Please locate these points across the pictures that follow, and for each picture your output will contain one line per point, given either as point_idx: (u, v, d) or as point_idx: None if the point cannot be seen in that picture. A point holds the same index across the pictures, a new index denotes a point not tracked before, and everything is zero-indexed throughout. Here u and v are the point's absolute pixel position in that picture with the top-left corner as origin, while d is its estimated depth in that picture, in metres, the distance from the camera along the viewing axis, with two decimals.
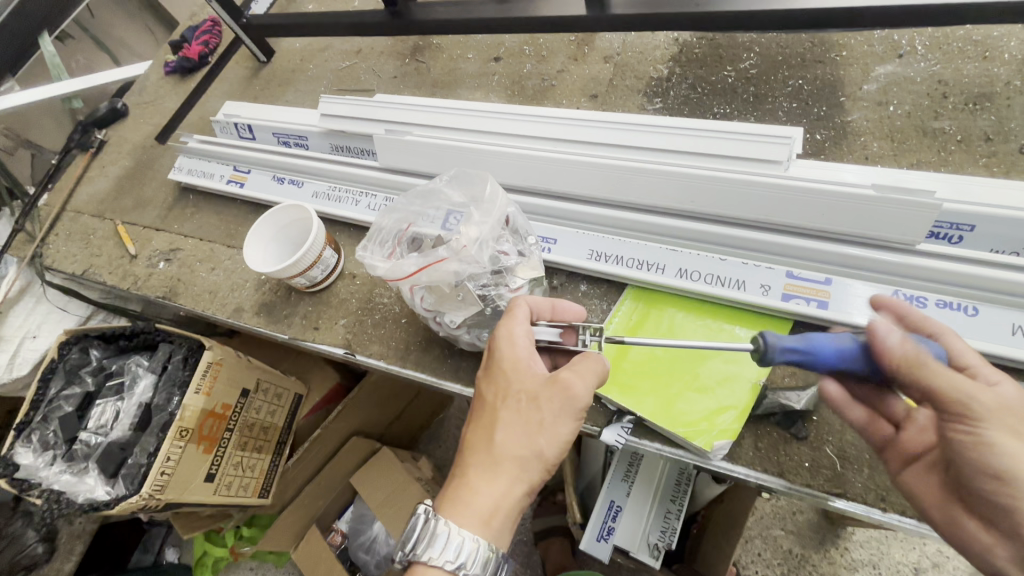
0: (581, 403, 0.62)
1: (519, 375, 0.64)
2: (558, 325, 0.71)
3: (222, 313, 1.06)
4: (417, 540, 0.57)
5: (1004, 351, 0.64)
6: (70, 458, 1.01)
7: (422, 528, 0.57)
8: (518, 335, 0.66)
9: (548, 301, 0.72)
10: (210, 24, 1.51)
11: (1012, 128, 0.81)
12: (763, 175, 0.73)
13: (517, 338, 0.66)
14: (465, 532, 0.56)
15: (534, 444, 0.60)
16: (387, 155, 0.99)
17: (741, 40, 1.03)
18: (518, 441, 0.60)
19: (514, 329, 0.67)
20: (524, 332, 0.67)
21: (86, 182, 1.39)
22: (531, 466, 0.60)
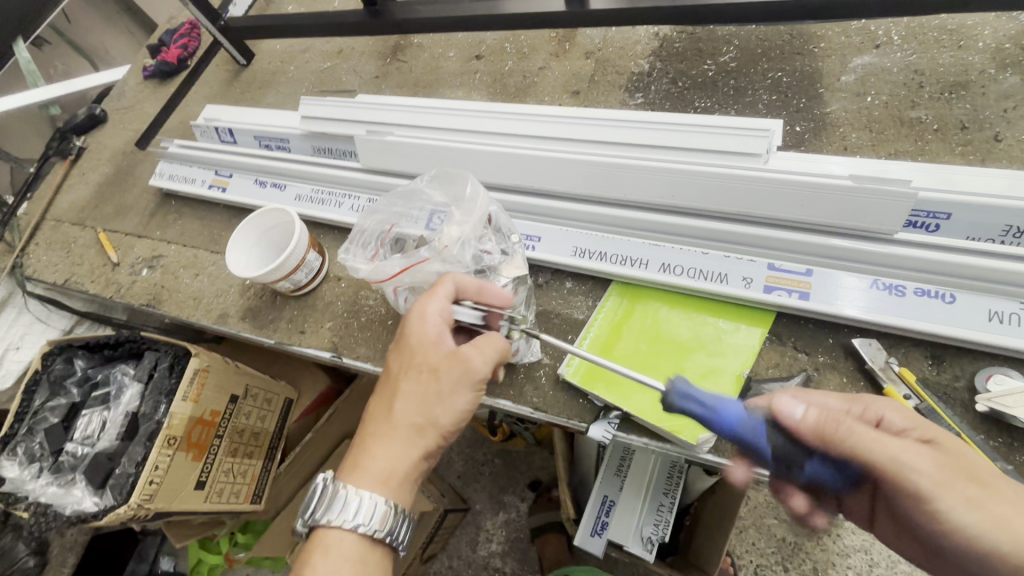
0: (478, 377, 0.64)
1: (424, 352, 0.66)
2: (482, 308, 0.70)
3: (207, 320, 1.05)
4: (317, 506, 0.63)
5: (980, 337, 0.65)
6: (56, 470, 0.99)
7: (321, 494, 0.63)
8: (430, 314, 0.67)
9: (476, 281, 0.70)
10: (188, 27, 1.49)
11: (987, 117, 0.82)
12: (743, 168, 0.74)
13: (429, 316, 0.67)
14: (364, 493, 0.62)
15: (430, 414, 0.64)
16: (370, 156, 0.99)
17: (720, 34, 1.03)
18: (416, 411, 0.64)
19: (428, 307, 0.67)
20: (438, 310, 0.67)
21: (65, 190, 1.37)
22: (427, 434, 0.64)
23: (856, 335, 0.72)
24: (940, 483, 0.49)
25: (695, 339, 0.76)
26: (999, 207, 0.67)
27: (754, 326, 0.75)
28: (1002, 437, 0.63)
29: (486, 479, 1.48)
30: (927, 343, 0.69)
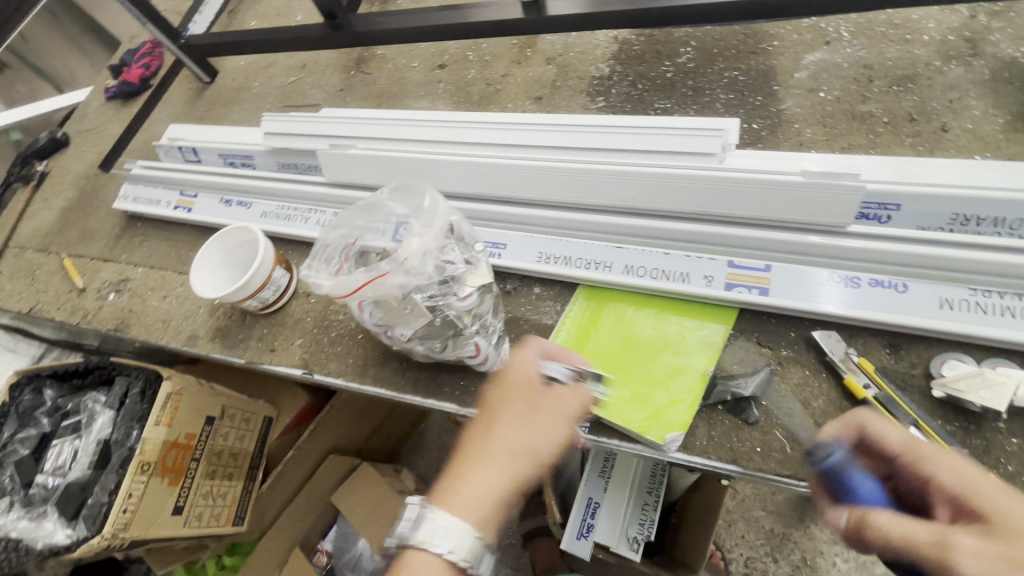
0: (573, 411, 0.64)
1: (517, 386, 0.65)
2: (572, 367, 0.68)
3: (176, 342, 1.03)
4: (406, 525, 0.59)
5: (934, 324, 0.66)
6: (27, 503, 0.96)
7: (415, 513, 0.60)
8: (528, 360, 0.67)
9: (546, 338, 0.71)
10: (150, 46, 1.48)
11: (934, 108, 0.84)
12: (698, 168, 0.75)
13: (528, 362, 0.67)
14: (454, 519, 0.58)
15: (524, 444, 0.61)
16: (334, 171, 0.98)
17: (677, 35, 1.04)
18: (513, 438, 0.61)
19: (525, 356, 0.67)
20: (533, 358, 0.67)
21: (28, 217, 1.34)
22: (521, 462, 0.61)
23: (817, 327, 0.73)
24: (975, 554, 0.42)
25: (660, 339, 0.76)
26: (945, 196, 0.69)
27: (717, 324, 0.75)
28: (960, 421, 0.65)
29: None
30: (885, 332, 0.70)
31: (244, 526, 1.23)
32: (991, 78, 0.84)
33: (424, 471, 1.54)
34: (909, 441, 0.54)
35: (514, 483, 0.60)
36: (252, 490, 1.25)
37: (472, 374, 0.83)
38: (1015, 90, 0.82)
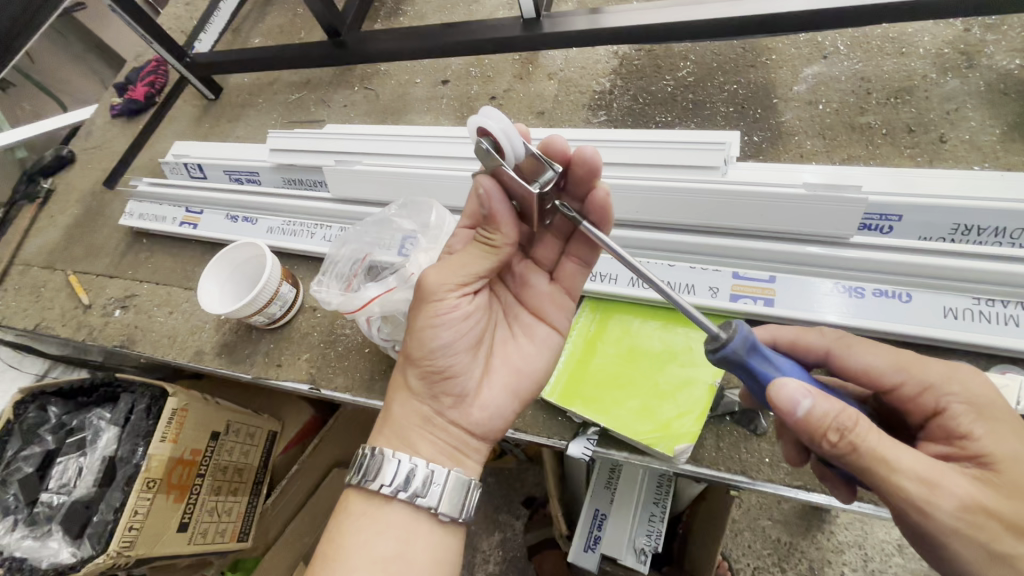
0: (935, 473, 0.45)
1: (892, 466, 0.45)
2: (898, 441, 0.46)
3: (182, 358, 1.03)
4: None
5: (940, 334, 0.67)
6: (32, 522, 0.96)
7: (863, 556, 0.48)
8: (891, 458, 0.45)
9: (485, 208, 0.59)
10: (155, 64, 1.49)
11: (931, 119, 0.86)
12: (702, 182, 0.76)
13: (892, 460, 0.45)
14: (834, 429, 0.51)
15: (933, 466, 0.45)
16: (340, 187, 0.99)
17: (676, 50, 1.06)
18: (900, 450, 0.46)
19: (886, 452, 0.45)
20: (906, 462, 0.45)
21: (35, 233, 1.35)
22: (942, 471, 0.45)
23: None
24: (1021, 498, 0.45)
25: (667, 350, 0.77)
26: (946, 207, 0.70)
27: None
28: None
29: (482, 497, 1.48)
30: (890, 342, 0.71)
31: (248, 542, 1.22)
32: (987, 89, 0.86)
33: None
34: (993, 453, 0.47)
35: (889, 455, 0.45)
36: (257, 506, 1.23)
37: None
38: (1011, 102, 0.84)
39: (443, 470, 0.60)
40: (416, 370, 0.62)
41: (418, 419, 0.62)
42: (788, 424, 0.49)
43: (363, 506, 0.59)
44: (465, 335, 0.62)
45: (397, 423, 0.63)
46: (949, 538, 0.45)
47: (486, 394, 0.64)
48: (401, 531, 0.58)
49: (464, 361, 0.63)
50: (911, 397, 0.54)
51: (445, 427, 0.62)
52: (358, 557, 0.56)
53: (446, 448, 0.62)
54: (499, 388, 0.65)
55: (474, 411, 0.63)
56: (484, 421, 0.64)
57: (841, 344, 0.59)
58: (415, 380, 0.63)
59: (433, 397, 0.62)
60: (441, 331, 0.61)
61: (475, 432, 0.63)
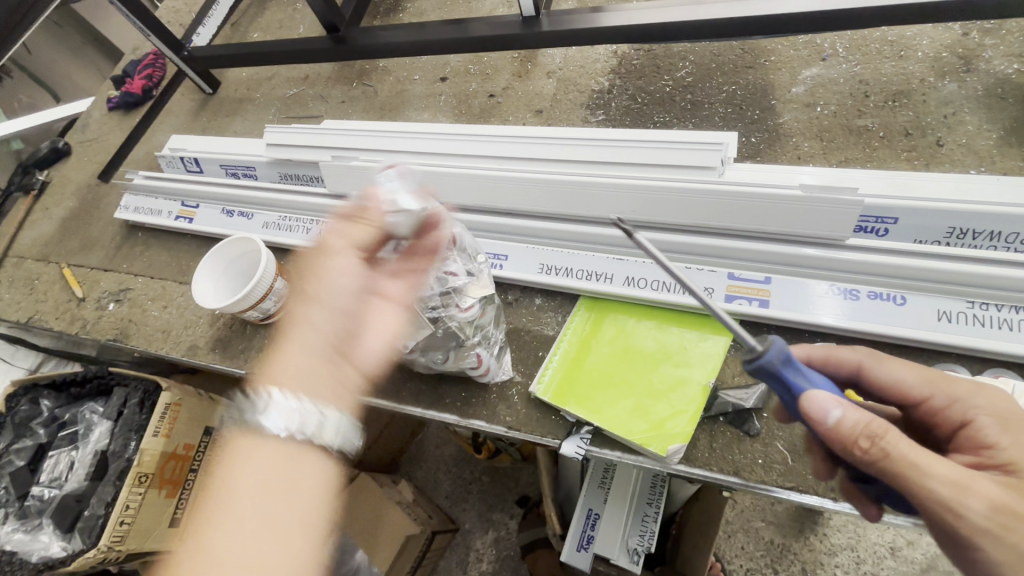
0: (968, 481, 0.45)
1: (924, 472, 0.45)
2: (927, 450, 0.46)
3: (176, 353, 1.03)
4: None
5: (933, 336, 0.67)
6: (23, 515, 0.95)
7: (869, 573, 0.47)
8: (925, 465, 0.45)
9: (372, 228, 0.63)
10: (153, 57, 1.49)
11: (929, 123, 0.86)
12: (699, 182, 0.76)
13: (925, 466, 0.45)
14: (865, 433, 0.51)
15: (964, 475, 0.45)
16: (336, 183, 0.99)
17: (675, 50, 1.06)
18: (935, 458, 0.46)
19: (921, 460, 0.45)
20: (938, 472, 0.45)
21: (29, 226, 1.34)
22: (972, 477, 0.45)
23: (817, 339, 0.73)
24: None
25: (662, 350, 0.77)
26: (942, 210, 0.70)
27: (719, 336, 0.76)
28: None
29: (476, 496, 1.48)
30: (885, 344, 0.71)
31: None
32: (985, 94, 0.86)
33: (423, 481, 1.52)
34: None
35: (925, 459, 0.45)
36: None
37: (473, 385, 0.83)
38: (1008, 106, 0.84)
39: (327, 408, 0.58)
40: (314, 308, 0.61)
41: (316, 359, 0.60)
42: (818, 431, 0.48)
43: (245, 448, 0.57)
44: (353, 293, 0.62)
45: (290, 369, 0.59)
46: (980, 539, 0.44)
47: (371, 339, 0.62)
48: (298, 476, 0.57)
49: (359, 308, 0.62)
50: (938, 411, 0.55)
51: (339, 364, 0.61)
52: (245, 500, 0.54)
53: (332, 385, 0.60)
54: (377, 333, 0.63)
55: (361, 350, 0.62)
56: (367, 360, 0.62)
57: (871, 359, 0.59)
58: (310, 318, 0.61)
59: (336, 358, 0.61)
60: (337, 278, 0.61)
61: (363, 370, 0.62)
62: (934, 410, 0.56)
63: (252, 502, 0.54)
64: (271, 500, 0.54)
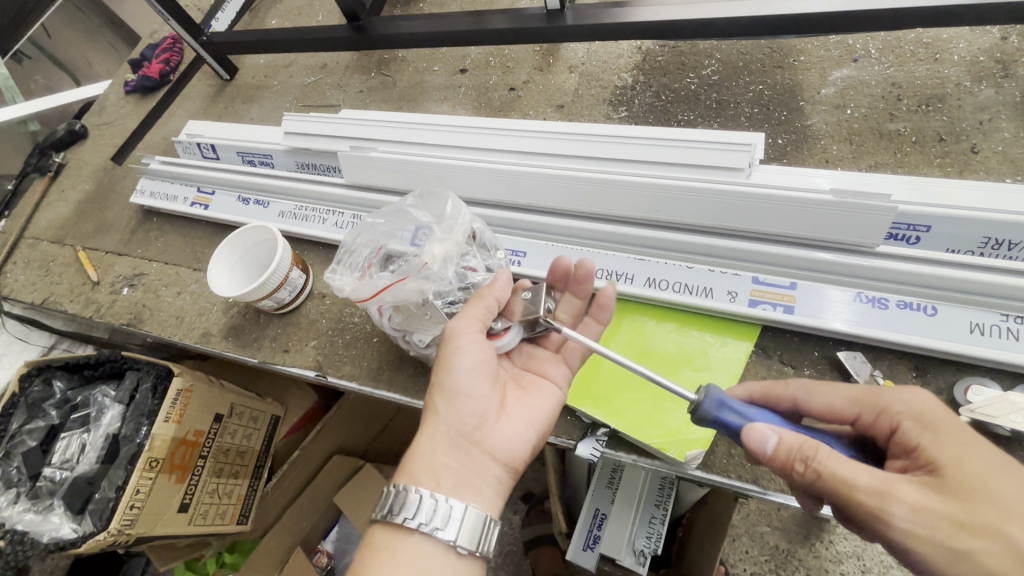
0: (894, 485, 0.45)
1: (848, 480, 0.46)
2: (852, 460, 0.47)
3: (189, 339, 1.02)
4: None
5: (963, 348, 0.66)
6: (33, 496, 0.94)
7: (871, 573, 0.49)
8: (845, 473, 0.46)
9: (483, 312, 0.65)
10: (171, 42, 1.48)
11: (963, 129, 0.85)
12: (726, 183, 0.74)
13: (844, 474, 0.46)
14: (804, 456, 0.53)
15: (886, 480, 0.45)
16: (354, 174, 0.98)
17: (701, 47, 1.04)
18: (856, 466, 0.46)
19: (838, 468, 0.46)
20: (861, 479, 0.45)
21: (45, 207, 1.34)
22: (893, 481, 0.45)
23: (842, 347, 0.72)
24: (979, 496, 0.44)
25: (682, 353, 0.75)
26: (976, 219, 0.68)
27: (740, 341, 0.75)
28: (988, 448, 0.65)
29: None
30: (911, 355, 0.70)
31: (246, 526, 1.20)
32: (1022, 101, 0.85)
33: None
34: (951, 455, 0.46)
35: (845, 472, 0.46)
36: (257, 489, 1.22)
37: None
38: None
39: (461, 505, 0.57)
40: (440, 397, 0.63)
41: (444, 449, 0.61)
42: (763, 461, 0.52)
43: (385, 540, 0.57)
44: (481, 373, 0.63)
45: (422, 456, 0.61)
46: (910, 543, 0.44)
47: (508, 426, 0.65)
48: (426, 562, 0.56)
49: (488, 381, 0.64)
50: (871, 423, 0.53)
51: (480, 461, 0.62)
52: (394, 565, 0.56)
53: (470, 480, 0.60)
54: (519, 423, 0.65)
55: (496, 436, 0.63)
56: (503, 447, 0.63)
57: (803, 390, 0.59)
58: (440, 406, 0.62)
59: (464, 447, 0.61)
60: (462, 359, 0.63)
61: (501, 460, 0.63)
62: (868, 424, 0.54)
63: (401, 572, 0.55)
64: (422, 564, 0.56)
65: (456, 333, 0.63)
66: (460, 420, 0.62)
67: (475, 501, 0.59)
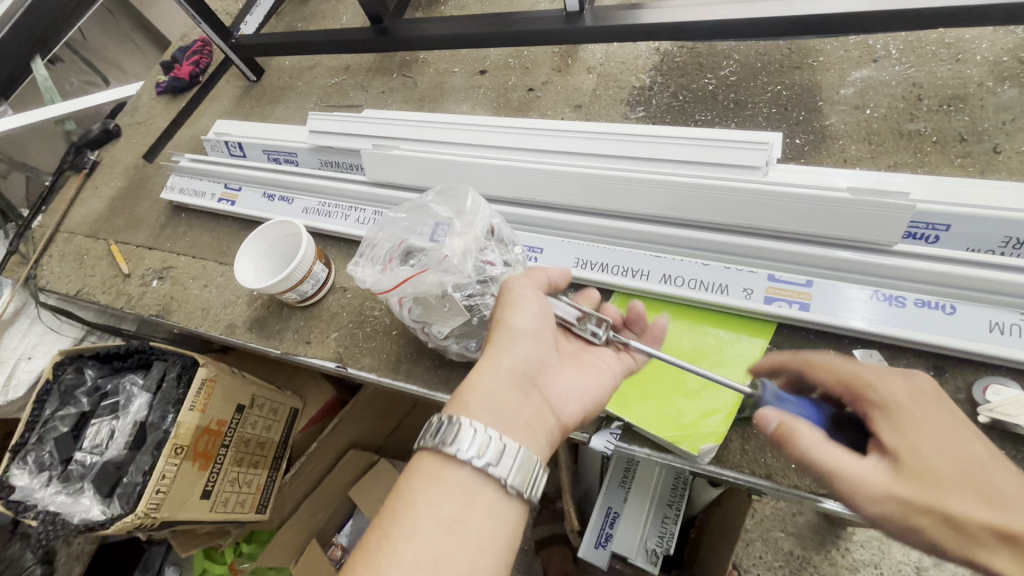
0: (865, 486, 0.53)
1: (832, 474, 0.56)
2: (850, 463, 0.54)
3: (215, 330, 1.06)
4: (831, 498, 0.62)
5: (982, 347, 0.66)
6: (65, 479, 0.98)
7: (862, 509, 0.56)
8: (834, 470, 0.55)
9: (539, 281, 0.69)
10: (200, 44, 1.53)
11: (985, 129, 0.84)
12: (744, 182, 0.75)
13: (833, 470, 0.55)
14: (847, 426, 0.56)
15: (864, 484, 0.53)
16: (376, 171, 1.01)
17: (720, 48, 1.04)
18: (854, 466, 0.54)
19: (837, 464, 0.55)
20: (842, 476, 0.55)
21: (80, 203, 1.40)
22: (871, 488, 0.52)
23: (858, 346, 0.73)
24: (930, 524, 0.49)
25: (696, 350, 0.76)
26: (997, 219, 0.68)
27: (755, 338, 0.75)
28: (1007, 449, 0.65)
29: None
30: (929, 354, 0.70)
31: (265, 515, 1.23)
32: None
33: None
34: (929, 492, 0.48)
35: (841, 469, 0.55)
36: (275, 479, 1.25)
37: None
38: None
39: (515, 444, 0.56)
40: (507, 334, 0.62)
41: (508, 384, 0.60)
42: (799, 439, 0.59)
43: (434, 469, 0.56)
44: (547, 320, 0.65)
45: (484, 383, 0.60)
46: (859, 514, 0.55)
47: (564, 378, 0.65)
48: (468, 495, 0.55)
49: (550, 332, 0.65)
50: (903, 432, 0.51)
51: (539, 406, 0.62)
52: (438, 491, 0.55)
53: (527, 420, 0.59)
54: (572, 377, 0.66)
55: (552, 387, 0.64)
56: (559, 400, 0.64)
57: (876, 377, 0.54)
58: (506, 342, 0.62)
59: (526, 390, 0.61)
60: (528, 304, 0.64)
61: (554, 410, 0.63)
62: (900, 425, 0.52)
63: (443, 498, 0.54)
64: (466, 502, 0.54)
65: (516, 285, 0.66)
66: (523, 365, 0.61)
67: (530, 442, 0.58)
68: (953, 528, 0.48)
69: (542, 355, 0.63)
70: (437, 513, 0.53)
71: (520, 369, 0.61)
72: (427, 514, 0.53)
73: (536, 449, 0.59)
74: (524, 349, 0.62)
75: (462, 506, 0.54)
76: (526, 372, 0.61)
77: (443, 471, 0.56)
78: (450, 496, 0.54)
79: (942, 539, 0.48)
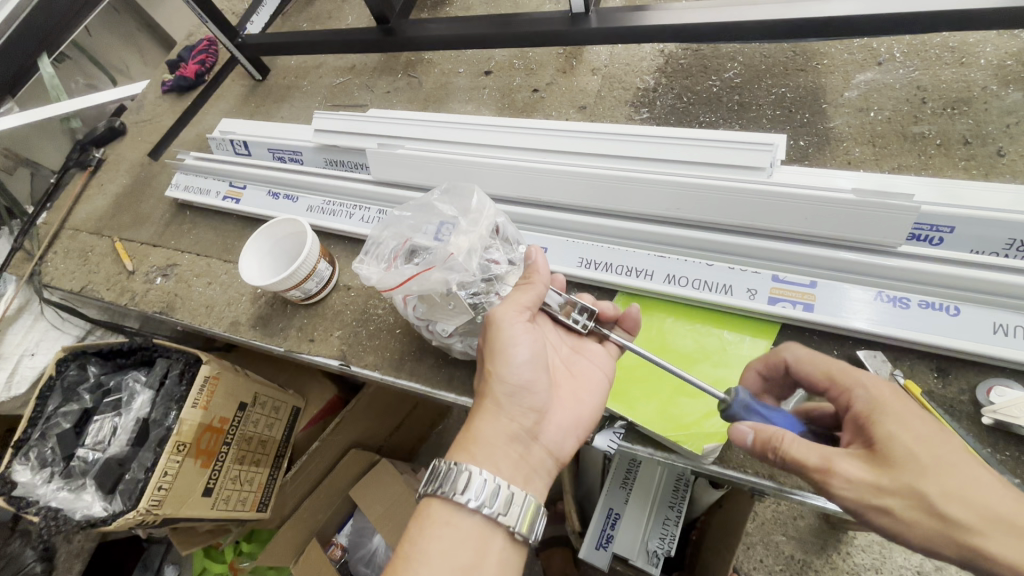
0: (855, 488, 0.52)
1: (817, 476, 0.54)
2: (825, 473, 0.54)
3: (218, 328, 1.06)
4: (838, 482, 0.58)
5: (986, 349, 0.66)
6: (67, 475, 0.98)
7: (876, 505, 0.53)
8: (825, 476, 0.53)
9: (526, 291, 0.68)
10: (206, 43, 1.54)
11: (989, 132, 0.84)
12: (749, 182, 0.76)
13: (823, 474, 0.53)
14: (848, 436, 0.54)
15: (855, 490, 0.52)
16: (381, 170, 1.01)
17: (724, 51, 1.05)
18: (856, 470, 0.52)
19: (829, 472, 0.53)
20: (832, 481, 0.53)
21: (85, 200, 1.40)
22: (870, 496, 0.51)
23: (861, 347, 0.73)
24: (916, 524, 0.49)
25: (700, 350, 0.76)
26: (1000, 221, 0.68)
27: (759, 339, 0.75)
28: (1010, 450, 0.65)
29: None
30: (932, 355, 0.71)
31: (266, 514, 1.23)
32: None
33: None
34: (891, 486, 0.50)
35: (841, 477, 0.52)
36: (276, 478, 1.25)
37: None
38: None
39: (522, 493, 0.59)
40: (501, 389, 0.63)
41: (507, 440, 0.62)
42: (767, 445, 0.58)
43: (443, 515, 0.58)
44: (538, 364, 0.65)
45: (482, 440, 0.62)
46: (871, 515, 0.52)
47: (561, 416, 0.66)
48: (477, 541, 0.57)
49: (543, 378, 0.65)
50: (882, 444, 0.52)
51: (540, 451, 0.64)
52: (449, 538, 0.57)
53: (530, 469, 0.62)
54: (569, 410, 0.67)
55: (551, 428, 0.65)
56: (558, 441, 0.65)
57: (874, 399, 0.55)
58: (498, 399, 0.63)
59: (526, 442, 0.63)
60: (517, 350, 0.63)
61: (554, 453, 0.65)
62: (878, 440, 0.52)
63: (454, 545, 0.57)
64: (476, 549, 0.57)
65: (501, 325, 0.64)
66: (519, 417, 0.63)
67: (534, 492, 0.62)
68: (935, 516, 0.49)
69: (537, 399, 0.64)
70: (448, 559, 0.56)
71: (517, 421, 0.63)
72: (439, 559, 0.56)
73: (538, 496, 0.62)
74: (518, 398, 0.63)
75: (472, 553, 0.57)
76: (523, 422, 0.63)
77: (452, 517, 0.58)
78: (460, 542, 0.57)
79: (931, 522, 0.49)
